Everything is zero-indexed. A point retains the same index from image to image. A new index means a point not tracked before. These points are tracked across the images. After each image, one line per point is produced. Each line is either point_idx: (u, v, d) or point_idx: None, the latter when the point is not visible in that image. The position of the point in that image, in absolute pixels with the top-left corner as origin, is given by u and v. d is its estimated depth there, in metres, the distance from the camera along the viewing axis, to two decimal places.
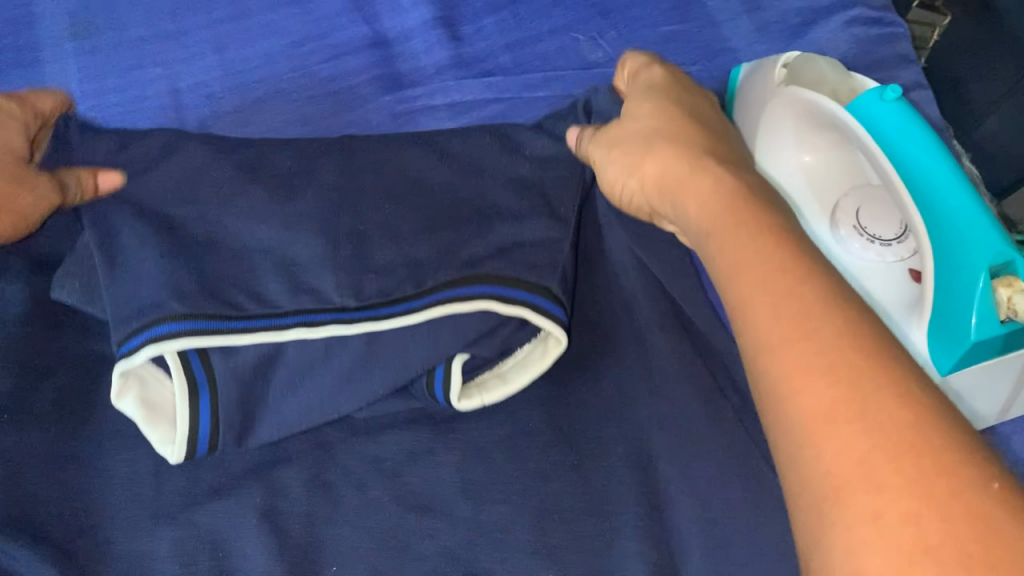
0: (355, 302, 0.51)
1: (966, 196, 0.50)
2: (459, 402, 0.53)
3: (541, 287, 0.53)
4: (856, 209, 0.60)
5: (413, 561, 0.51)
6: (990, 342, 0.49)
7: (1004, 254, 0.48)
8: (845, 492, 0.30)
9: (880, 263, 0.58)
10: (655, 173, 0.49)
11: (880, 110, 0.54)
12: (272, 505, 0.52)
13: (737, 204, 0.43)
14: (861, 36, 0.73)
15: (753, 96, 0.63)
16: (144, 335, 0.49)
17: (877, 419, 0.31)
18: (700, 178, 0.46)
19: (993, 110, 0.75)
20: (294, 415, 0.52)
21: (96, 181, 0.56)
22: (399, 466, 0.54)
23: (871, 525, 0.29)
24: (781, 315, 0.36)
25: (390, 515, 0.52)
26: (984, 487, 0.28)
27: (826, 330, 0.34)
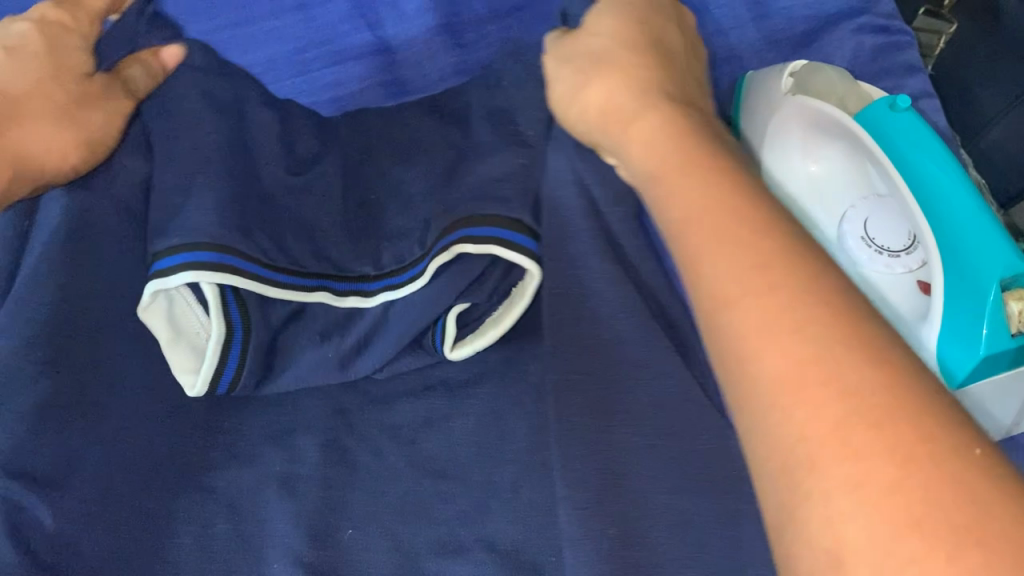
0: (374, 271, 0.55)
1: (975, 206, 0.50)
2: (451, 350, 0.56)
3: (515, 218, 0.51)
4: (865, 220, 0.59)
5: (427, 526, 0.55)
6: (1002, 355, 0.48)
7: (1014, 265, 0.48)
8: (819, 458, 0.29)
9: (890, 275, 0.57)
10: (613, 106, 0.47)
11: (891, 119, 0.53)
12: (291, 471, 0.58)
13: (701, 156, 0.42)
14: (869, 44, 0.72)
15: (759, 103, 0.62)
16: (181, 259, 0.49)
17: (852, 381, 0.30)
18: (662, 127, 0.44)
19: (997, 116, 0.75)
20: (311, 372, 0.56)
21: (162, 58, 0.57)
22: (416, 433, 0.58)
23: (852, 493, 0.28)
24: (752, 267, 0.35)
25: (408, 481, 0.57)
26: (965, 450, 0.28)
27: (800, 287, 0.34)
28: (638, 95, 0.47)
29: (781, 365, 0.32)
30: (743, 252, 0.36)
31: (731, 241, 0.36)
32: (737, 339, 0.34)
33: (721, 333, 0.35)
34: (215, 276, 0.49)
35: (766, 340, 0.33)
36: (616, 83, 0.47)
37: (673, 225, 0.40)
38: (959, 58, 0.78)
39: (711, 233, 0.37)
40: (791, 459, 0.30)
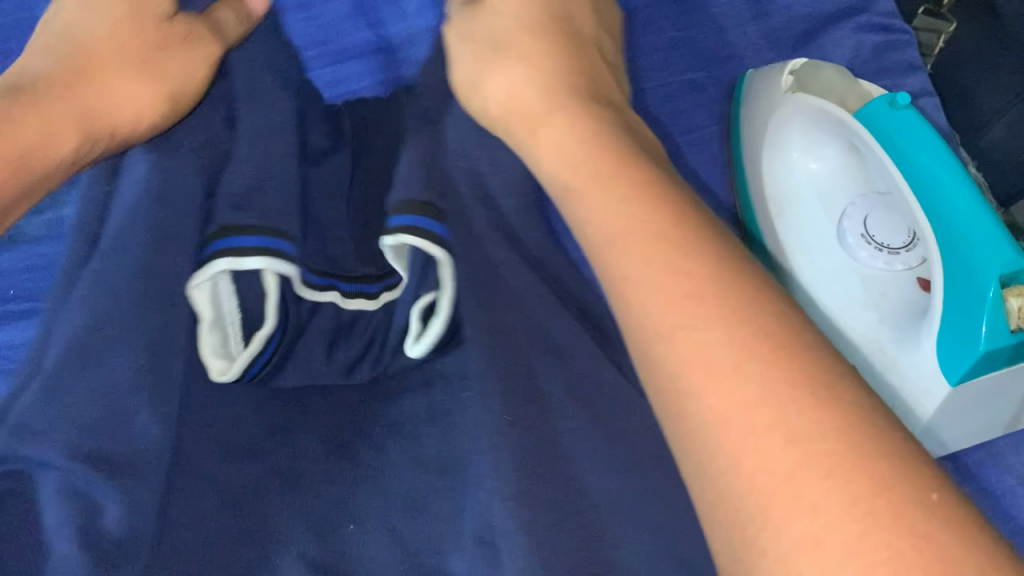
0: (377, 271, 0.53)
1: (973, 203, 0.49)
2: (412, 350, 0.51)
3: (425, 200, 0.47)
4: (864, 217, 0.59)
5: (432, 525, 0.51)
6: (1001, 352, 0.48)
7: (1014, 262, 0.47)
8: (771, 507, 0.28)
9: (889, 272, 0.58)
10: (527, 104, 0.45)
11: (891, 116, 0.53)
12: (295, 465, 0.52)
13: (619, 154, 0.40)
14: (868, 42, 0.72)
15: (758, 101, 0.62)
16: (227, 244, 0.46)
17: (793, 423, 0.29)
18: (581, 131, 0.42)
19: (994, 116, 0.75)
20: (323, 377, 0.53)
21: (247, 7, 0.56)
22: (418, 428, 0.55)
23: (810, 554, 0.27)
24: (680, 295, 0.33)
25: (408, 478, 0.53)
26: (922, 498, 0.27)
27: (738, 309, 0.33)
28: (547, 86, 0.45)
29: (731, 409, 0.30)
30: (678, 278, 0.34)
31: (676, 271, 0.34)
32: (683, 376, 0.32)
33: (661, 370, 0.33)
34: (293, 267, 0.47)
35: (711, 379, 0.31)
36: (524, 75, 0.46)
37: (596, 245, 0.38)
38: (960, 57, 0.78)
39: (632, 253, 0.36)
40: (743, 508, 0.29)
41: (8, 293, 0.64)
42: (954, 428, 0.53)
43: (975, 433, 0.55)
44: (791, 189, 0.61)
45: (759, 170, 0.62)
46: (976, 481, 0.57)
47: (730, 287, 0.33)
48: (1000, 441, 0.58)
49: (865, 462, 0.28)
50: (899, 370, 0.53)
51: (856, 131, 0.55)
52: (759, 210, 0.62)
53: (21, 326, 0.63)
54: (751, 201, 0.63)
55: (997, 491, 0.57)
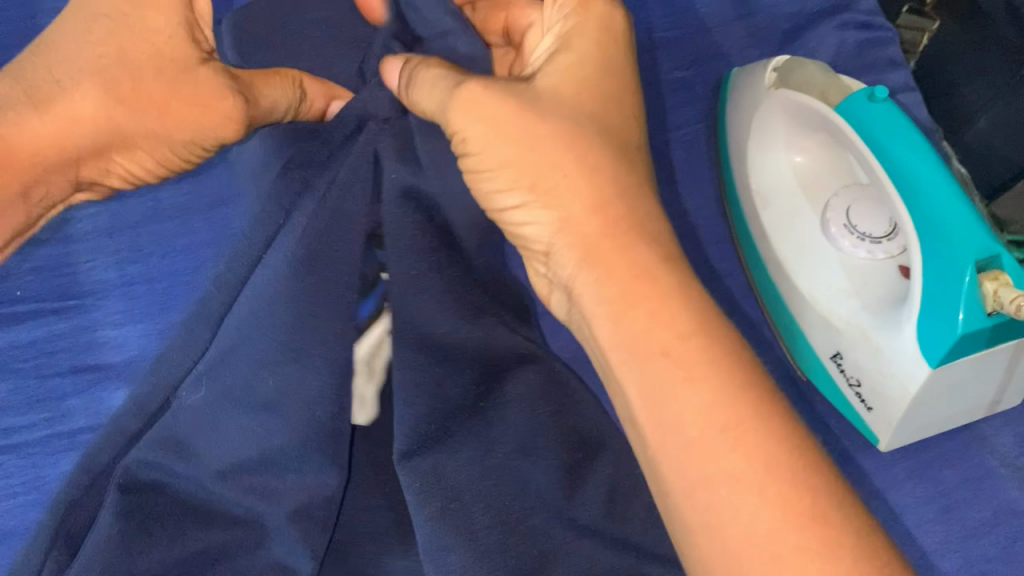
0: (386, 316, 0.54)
1: (950, 191, 0.51)
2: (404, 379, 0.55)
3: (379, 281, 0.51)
4: (847, 209, 0.61)
5: None
6: (978, 334, 0.50)
7: (989, 248, 0.49)
8: None
9: (871, 261, 0.60)
10: (575, 231, 0.46)
11: (870, 109, 0.55)
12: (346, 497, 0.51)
13: (674, 295, 0.44)
14: (851, 40, 0.74)
15: (745, 97, 0.64)
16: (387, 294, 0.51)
17: (825, 538, 0.40)
18: (660, 296, 0.44)
19: (979, 111, 0.77)
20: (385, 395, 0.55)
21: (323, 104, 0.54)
22: None
23: None
24: (738, 454, 0.41)
25: None
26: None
27: (774, 454, 0.41)
28: (601, 207, 0.46)
29: (780, 548, 0.40)
30: (751, 453, 0.41)
31: (748, 449, 0.41)
32: (745, 540, 0.40)
33: (720, 524, 0.41)
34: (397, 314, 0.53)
35: (765, 535, 0.40)
36: (583, 190, 0.45)
37: (665, 426, 0.42)
38: (945, 54, 0.79)
39: (696, 420, 0.42)
40: None
41: (16, 294, 0.63)
42: (932, 412, 0.55)
43: (958, 414, 0.57)
44: (776, 181, 0.63)
45: (744, 165, 0.64)
46: (960, 462, 0.58)
47: (758, 428, 0.41)
48: (985, 425, 0.59)
49: (865, 559, 0.40)
50: (882, 354, 0.55)
51: (835, 123, 0.57)
52: (745, 204, 0.64)
53: (30, 327, 0.62)
54: (738, 196, 0.65)
55: (983, 471, 0.58)
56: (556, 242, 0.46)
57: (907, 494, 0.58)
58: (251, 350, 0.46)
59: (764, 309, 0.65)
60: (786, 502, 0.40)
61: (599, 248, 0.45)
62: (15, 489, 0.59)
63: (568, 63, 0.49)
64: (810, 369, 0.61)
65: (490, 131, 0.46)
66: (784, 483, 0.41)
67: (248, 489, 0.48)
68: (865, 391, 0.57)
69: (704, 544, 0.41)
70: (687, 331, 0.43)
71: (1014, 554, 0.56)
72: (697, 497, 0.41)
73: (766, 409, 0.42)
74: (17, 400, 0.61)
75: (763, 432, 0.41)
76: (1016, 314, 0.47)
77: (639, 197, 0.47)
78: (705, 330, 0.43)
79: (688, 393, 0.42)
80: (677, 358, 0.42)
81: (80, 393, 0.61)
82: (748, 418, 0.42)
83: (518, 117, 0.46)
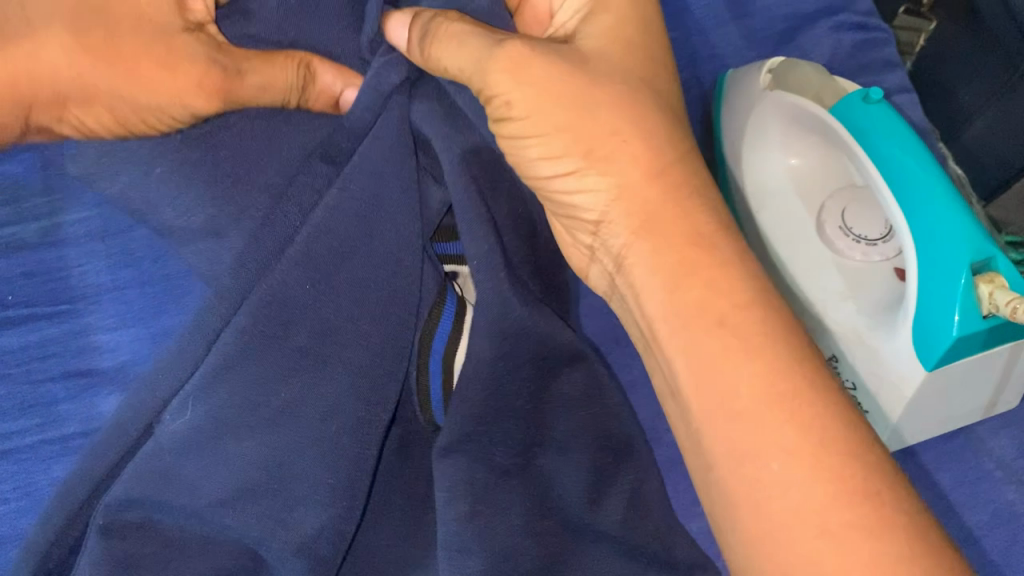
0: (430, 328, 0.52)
1: (945, 193, 0.51)
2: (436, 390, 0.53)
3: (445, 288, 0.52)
4: (843, 211, 0.61)
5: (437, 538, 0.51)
6: (973, 337, 0.50)
7: (984, 250, 0.49)
8: None
9: (866, 263, 0.59)
10: (630, 202, 0.46)
11: (865, 111, 0.55)
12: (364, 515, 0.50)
13: (727, 261, 0.45)
14: (846, 41, 0.74)
15: (739, 98, 0.64)
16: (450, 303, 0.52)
17: (879, 510, 0.39)
18: (711, 264, 0.44)
19: (976, 111, 0.76)
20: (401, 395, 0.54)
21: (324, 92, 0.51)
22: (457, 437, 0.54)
23: None
24: (791, 423, 0.41)
25: (408, 483, 0.51)
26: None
27: (825, 423, 0.41)
28: (653, 165, 0.46)
29: (833, 520, 0.39)
30: (801, 421, 0.41)
31: (799, 416, 0.41)
32: (797, 512, 0.40)
33: (770, 498, 0.40)
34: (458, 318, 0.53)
35: (818, 505, 0.39)
36: (640, 164, 0.46)
37: (715, 395, 0.42)
38: (941, 54, 0.79)
39: (747, 392, 0.42)
40: None
41: (8, 299, 0.63)
42: (927, 415, 0.55)
43: (954, 418, 0.57)
44: (772, 183, 0.63)
45: (740, 168, 0.64)
46: (956, 465, 0.58)
47: (808, 394, 0.41)
48: (982, 427, 0.59)
49: (913, 540, 0.39)
50: (878, 358, 0.54)
51: (830, 124, 0.57)
52: (741, 207, 0.64)
53: (22, 332, 0.62)
54: (733, 199, 0.65)
55: (980, 474, 0.58)
56: (613, 210, 0.47)
57: None
58: (257, 361, 0.46)
59: None
60: (838, 474, 0.40)
61: (660, 214, 0.46)
62: (6, 495, 0.58)
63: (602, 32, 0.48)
64: None
65: (540, 94, 0.45)
66: (835, 458, 0.40)
67: (259, 514, 0.45)
68: (861, 395, 0.56)
69: (753, 520, 0.41)
70: (736, 296, 0.43)
71: (1011, 558, 0.56)
72: (747, 465, 0.41)
73: (817, 379, 0.42)
74: (8, 405, 0.60)
75: (812, 400, 0.41)
76: (1011, 317, 0.47)
77: (691, 172, 0.47)
78: (755, 296, 0.44)
79: (738, 362, 0.42)
80: (730, 328, 0.43)
81: (72, 398, 0.60)
82: (798, 385, 0.42)
83: (566, 83, 0.45)
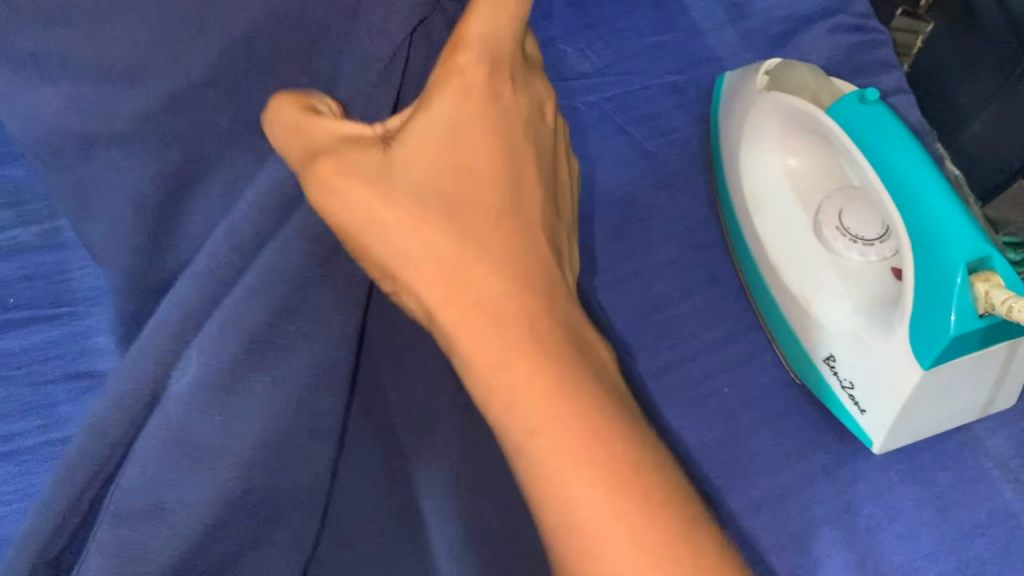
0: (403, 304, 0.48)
1: (940, 193, 0.51)
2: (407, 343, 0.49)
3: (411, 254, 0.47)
4: (839, 211, 0.61)
5: None
6: (970, 336, 0.50)
7: (980, 249, 0.49)
8: None
9: (863, 263, 0.59)
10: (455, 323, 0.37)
11: (860, 112, 0.55)
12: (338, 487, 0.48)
13: (557, 373, 0.36)
14: (843, 42, 0.75)
15: (737, 100, 0.65)
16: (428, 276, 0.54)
17: None
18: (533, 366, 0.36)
19: (973, 112, 0.77)
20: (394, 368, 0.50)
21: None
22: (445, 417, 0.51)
23: None
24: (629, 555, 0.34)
25: None
26: None
27: (655, 537, 0.35)
28: (471, 270, 0.38)
29: None
30: (636, 532, 0.35)
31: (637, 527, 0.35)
32: None
33: None
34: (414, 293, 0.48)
35: None
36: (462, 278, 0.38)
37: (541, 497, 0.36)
38: (938, 57, 0.79)
39: (576, 508, 0.35)
40: None
41: (10, 301, 0.63)
42: (924, 414, 0.55)
43: (951, 417, 0.57)
44: (769, 183, 0.63)
45: (738, 168, 0.64)
46: (954, 465, 0.58)
47: (645, 500, 0.35)
48: (978, 426, 0.59)
49: None
50: (875, 357, 0.55)
51: (826, 125, 0.57)
52: (738, 207, 0.64)
53: (24, 335, 0.62)
54: (731, 199, 0.65)
55: (978, 472, 0.58)
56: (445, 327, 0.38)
57: (902, 497, 0.57)
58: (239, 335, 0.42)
59: (757, 314, 0.64)
60: None
61: (469, 332, 0.37)
62: (7, 497, 0.57)
63: (476, 107, 0.39)
64: (805, 375, 0.60)
65: (362, 220, 0.38)
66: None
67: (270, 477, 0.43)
68: (860, 394, 0.56)
69: None
70: (565, 395, 0.36)
71: (1010, 556, 0.55)
72: None
73: (649, 482, 0.36)
74: (10, 408, 0.60)
75: (647, 505, 0.35)
76: (1007, 315, 0.47)
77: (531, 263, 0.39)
78: (586, 387, 0.37)
79: (571, 471, 0.35)
80: (541, 428, 0.35)
81: (73, 400, 0.61)
82: (625, 485, 0.35)
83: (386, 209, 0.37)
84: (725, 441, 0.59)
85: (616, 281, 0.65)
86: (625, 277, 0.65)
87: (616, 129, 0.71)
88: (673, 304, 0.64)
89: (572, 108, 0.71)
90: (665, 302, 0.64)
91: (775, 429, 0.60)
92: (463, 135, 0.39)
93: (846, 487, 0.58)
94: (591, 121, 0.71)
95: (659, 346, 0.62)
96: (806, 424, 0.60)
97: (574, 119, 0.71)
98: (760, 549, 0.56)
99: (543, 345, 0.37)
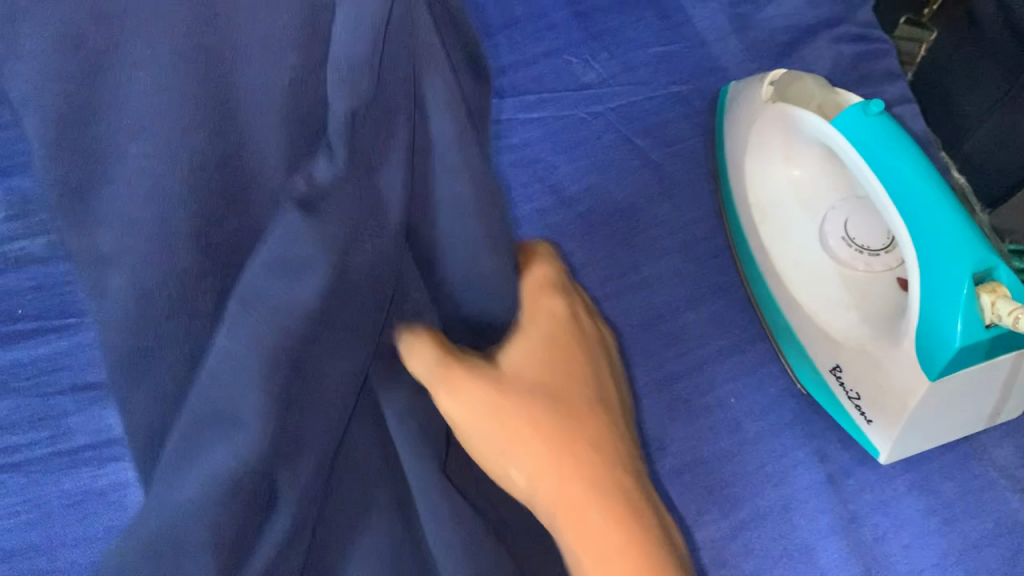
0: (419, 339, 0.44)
1: (945, 205, 0.51)
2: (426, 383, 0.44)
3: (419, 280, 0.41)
4: (845, 223, 0.62)
5: None
6: (976, 347, 0.50)
7: (985, 262, 0.50)
8: None
9: (869, 273, 0.60)
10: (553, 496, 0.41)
11: (863, 123, 0.56)
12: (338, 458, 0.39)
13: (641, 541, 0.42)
14: (847, 52, 0.75)
15: (741, 111, 0.65)
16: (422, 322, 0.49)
17: None
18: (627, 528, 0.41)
19: (977, 121, 0.77)
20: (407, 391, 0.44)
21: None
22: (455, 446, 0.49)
23: None
24: None
25: None
26: None
27: None
28: (569, 454, 0.42)
29: None
30: None
31: None
32: None
33: None
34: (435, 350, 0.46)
35: None
36: (563, 462, 0.41)
37: None
38: (942, 66, 0.80)
39: None
40: None
41: (17, 313, 0.64)
42: (930, 425, 0.56)
43: (957, 428, 0.57)
44: (775, 194, 0.64)
45: (743, 179, 0.64)
46: (960, 475, 0.58)
47: None
48: (984, 436, 0.60)
49: None
50: (881, 367, 0.55)
51: (831, 137, 0.58)
52: (744, 218, 0.64)
53: (30, 346, 0.63)
54: (736, 209, 0.65)
55: (984, 482, 0.58)
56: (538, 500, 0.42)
57: (908, 506, 0.57)
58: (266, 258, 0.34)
59: (763, 323, 0.64)
60: None
61: (574, 499, 0.41)
62: (16, 508, 0.58)
63: (563, 327, 0.46)
64: (811, 385, 0.60)
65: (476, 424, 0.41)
66: None
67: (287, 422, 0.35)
68: (866, 404, 0.56)
69: None
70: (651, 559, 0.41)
71: (1016, 566, 0.55)
72: None
73: None
74: (19, 419, 0.60)
75: None
76: (1014, 327, 0.48)
77: (615, 443, 0.44)
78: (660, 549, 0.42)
79: None
80: None
81: (80, 411, 0.61)
82: None
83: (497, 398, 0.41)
84: (731, 451, 0.59)
85: (621, 292, 0.65)
86: (631, 287, 0.65)
87: (621, 139, 0.71)
88: (678, 314, 0.64)
89: (577, 118, 0.72)
90: (669, 310, 0.64)
91: (781, 438, 0.60)
92: (558, 346, 0.45)
93: (852, 497, 0.58)
94: (596, 131, 0.71)
95: (665, 356, 0.63)
96: (811, 434, 0.60)
97: (579, 130, 0.71)
98: (766, 559, 0.56)
99: (633, 513, 0.42)
